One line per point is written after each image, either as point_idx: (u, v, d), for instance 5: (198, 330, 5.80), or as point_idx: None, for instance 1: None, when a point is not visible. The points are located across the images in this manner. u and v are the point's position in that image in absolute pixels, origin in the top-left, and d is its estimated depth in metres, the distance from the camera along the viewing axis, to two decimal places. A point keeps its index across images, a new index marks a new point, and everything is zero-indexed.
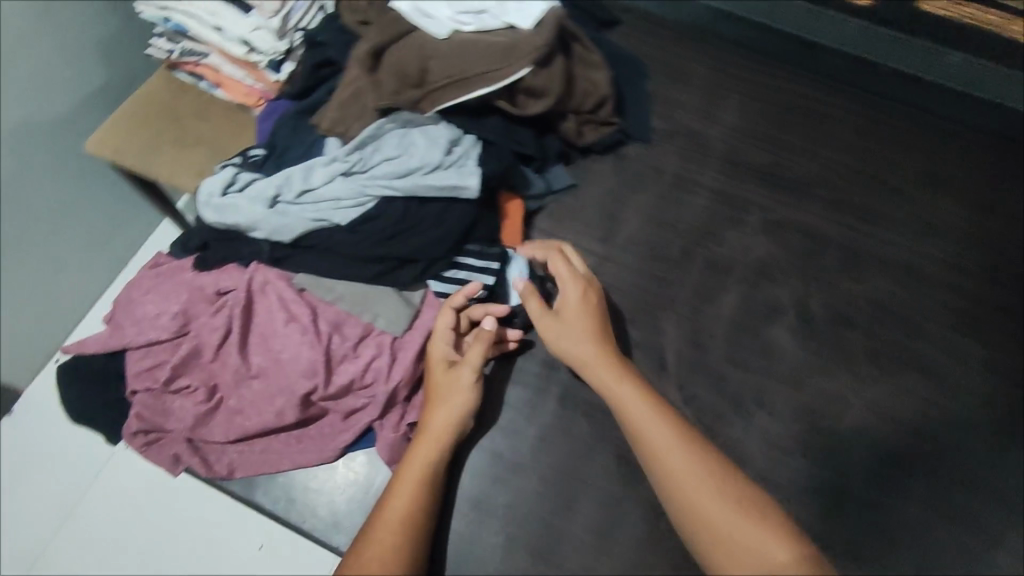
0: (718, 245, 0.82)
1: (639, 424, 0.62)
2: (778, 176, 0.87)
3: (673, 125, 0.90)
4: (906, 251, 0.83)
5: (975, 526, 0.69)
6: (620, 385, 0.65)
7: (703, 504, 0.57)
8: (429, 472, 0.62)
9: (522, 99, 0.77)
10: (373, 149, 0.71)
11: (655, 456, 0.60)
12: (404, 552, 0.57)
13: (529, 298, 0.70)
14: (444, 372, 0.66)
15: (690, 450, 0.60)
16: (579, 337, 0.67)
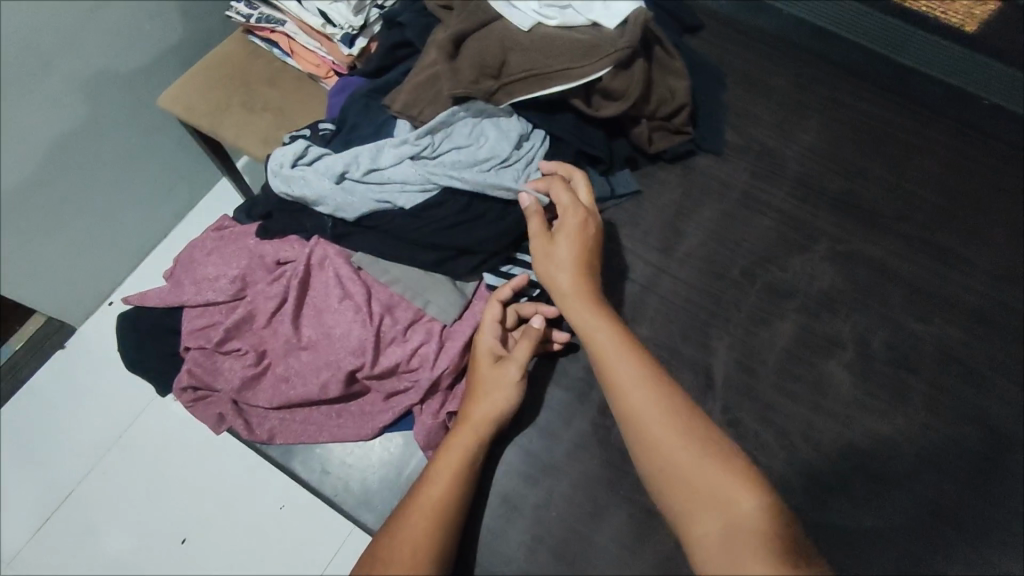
0: (781, 270, 0.79)
1: (608, 361, 0.60)
2: (855, 206, 0.83)
3: (747, 140, 0.86)
4: (983, 299, 0.78)
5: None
6: (595, 321, 0.63)
7: (671, 451, 0.55)
8: (466, 462, 0.61)
9: (598, 100, 0.76)
10: (444, 135, 0.71)
11: (621, 395, 0.58)
12: (437, 538, 0.57)
13: (533, 218, 0.67)
14: (489, 364, 0.65)
15: (661, 395, 0.58)
16: (562, 267, 0.65)
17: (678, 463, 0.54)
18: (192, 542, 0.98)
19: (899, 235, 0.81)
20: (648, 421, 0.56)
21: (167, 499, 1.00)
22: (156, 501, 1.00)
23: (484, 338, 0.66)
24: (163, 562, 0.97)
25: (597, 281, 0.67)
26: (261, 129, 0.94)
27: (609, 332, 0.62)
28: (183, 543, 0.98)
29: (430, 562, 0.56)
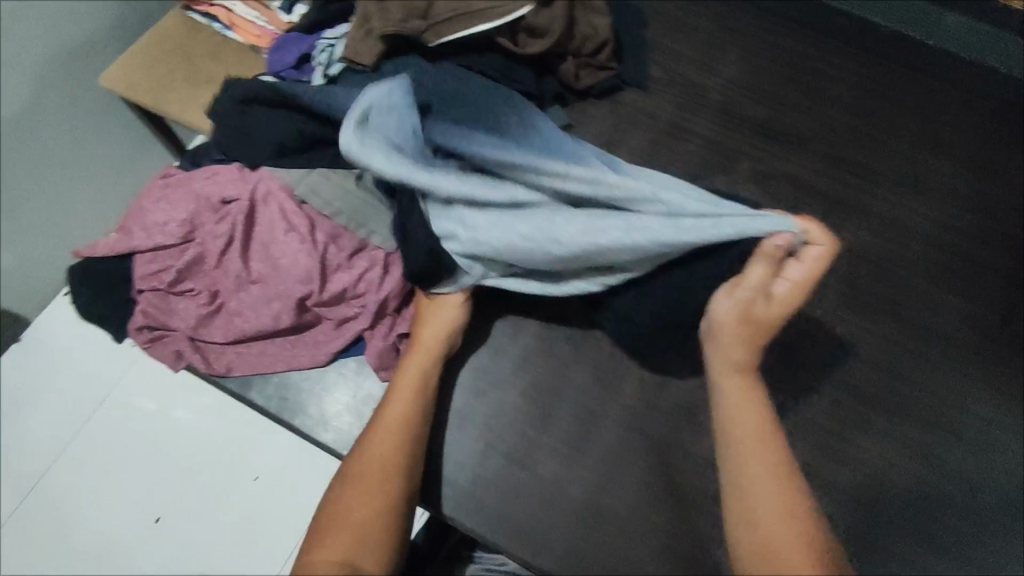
0: (705, 189, 0.84)
1: (726, 393, 0.64)
2: (773, 129, 0.88)
3: (672, 75, 0.92)
4: (894, 205, 0.84)
5: (936, 461, 0.71)
6: (742, 393, 0.63)
7: (746, 477, 0.59)
8: (422, 377, 0.67)
9: (525, 38, 0.80)
10: (552, 158, 0.67)
11: (725, 422, 0.63)
12: (403, 448, 0.63)
13: (756, 261, 0.61)
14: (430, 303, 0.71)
15: (757, 429, 0.61)
16: (757, 331, 0.64)
17: (747, 487, 0.59)
18: (166, 520, 0.99)
19: (818, 153, 0.86)
20: (740, 450, 0.61)
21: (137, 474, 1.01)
22: (131, 476, 1.01)
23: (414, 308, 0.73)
24: (139, 538, 0.98)
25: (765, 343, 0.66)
26: (204, 101, 0.95)
27: (745, 404, 0.63)
28: (157, 520, 0.99)
29: (399, 476, 0.61)
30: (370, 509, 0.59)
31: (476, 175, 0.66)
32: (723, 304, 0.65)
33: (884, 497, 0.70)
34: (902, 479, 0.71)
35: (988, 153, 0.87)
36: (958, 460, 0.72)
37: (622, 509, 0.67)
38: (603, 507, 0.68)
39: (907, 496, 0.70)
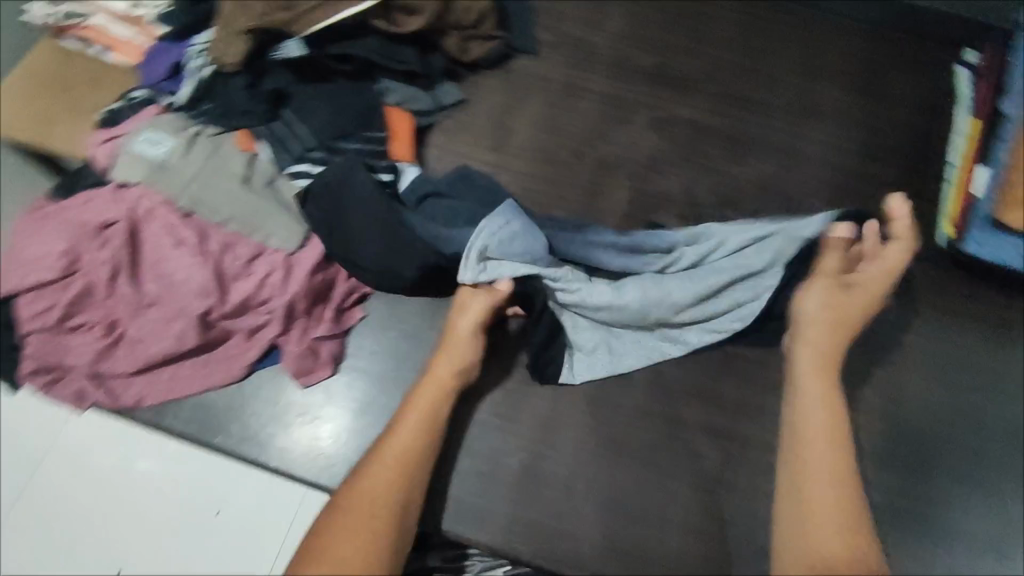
0: (607, 144, 0.84)
1: (807, 389, 0.67)
2: (665, 75, 0.89)
3: (561, 35, 0.91)
4: (786, 133, 0.87)
5: (852, 372, 0.75)
6: (826, 389, 0.67)
7: (807, 467, 0.63)
8: (430, 414, 0.66)
9: (400, 17, 0.78)
10: (646, 247, 0.74)
11: (800, 416, 0.66)
12: (398, 488, 0.62)
13: (831, 254, 0.72)
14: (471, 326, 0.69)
15: (827, 423, 0.65)
16: (845, 322, 0.70)
17: (812, 477, 0.63)
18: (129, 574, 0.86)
19: (709, 94, 0.88)
20: (809, 442, 0.64)
21: (66, 543, 0.87)
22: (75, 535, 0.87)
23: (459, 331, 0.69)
24: None
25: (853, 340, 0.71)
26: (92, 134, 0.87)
27: (827, 400, 0.66)
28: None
29: (396, 507, 0.61)
30: (366, 539, 0.59)
31: (616, 256, 0.74)
32: (819, 303, 0.71)
33: None
34: None
35: (876, 82, 0.91)
36: (871, 366, 0.75)
37: (560, 470, 0.69)
38: (539, 470, 0.69)
39: None
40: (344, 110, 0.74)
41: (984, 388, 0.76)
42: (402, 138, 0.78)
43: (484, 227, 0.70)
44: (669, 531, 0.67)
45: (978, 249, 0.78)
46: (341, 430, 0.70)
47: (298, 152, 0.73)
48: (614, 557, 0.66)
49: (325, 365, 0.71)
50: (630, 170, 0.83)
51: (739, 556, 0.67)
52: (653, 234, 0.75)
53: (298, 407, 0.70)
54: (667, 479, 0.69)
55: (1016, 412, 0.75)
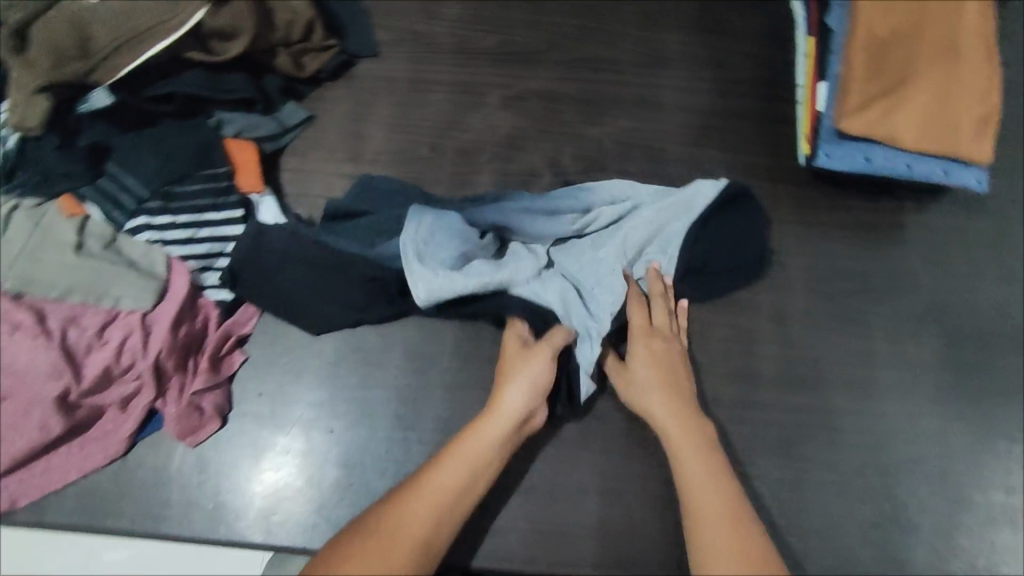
0: (463, 132, 0.84)
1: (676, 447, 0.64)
2: (508, 53, 0.88)
3: (399, 32, 0.89)
4: (639, 86, 0.88)
5: (739, 305, 0.77)
6: (680, 457, 0.64)
7: (702, 513, 0.59)
8: (483, 456, 0.62)
9: (218, 43, 0.74)
10: (564, 212, 0.76)
11: (683, 474, 0.63)
12: (437, 528, 0.58)
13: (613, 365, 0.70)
14: (545, 353, 0.67)
15: (707, 470, 0.62)
16: (649, 390, 0.67)
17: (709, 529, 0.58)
18: None
19: (556, 63, 0.88)
20: (699, 491, 0.61)
21: None
22: None
23: (537, 366, 0.66)
24: None
25: (684, 398, 0.68)
26: None
27: (684, 467, 0.63)
28: None
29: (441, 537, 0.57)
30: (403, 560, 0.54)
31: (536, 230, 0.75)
32: (639, 399, 0.68)
33: (704, 354, 0.75)
34: (715, 334, 0.76)
35: (716, 23, 0.92)
36: (755, 296, 0.77)
37: None
38: None
39: (723, 346, 0.75)
40: (172, 153, 0.70)
41: (863, 295, 0.78)
42: (248, 170, 0.74)
43: (410, 233, 0.70)
44: (586, 500, 0.68)
45: (829, 162, 0.78)
46: (242, 480, 0.68)
47: (133, 206, 0.69)
48: (538, 539, 0.67)
49: (212, 418, 0.68)
50: (487, 154, 0.83)
51: (657, 509, 0.68)
52: (570, 196, 0.77)
53: (192, 467, 0.68)
54: (577, 451, 0.70)
55: (896, 311, 0.78)
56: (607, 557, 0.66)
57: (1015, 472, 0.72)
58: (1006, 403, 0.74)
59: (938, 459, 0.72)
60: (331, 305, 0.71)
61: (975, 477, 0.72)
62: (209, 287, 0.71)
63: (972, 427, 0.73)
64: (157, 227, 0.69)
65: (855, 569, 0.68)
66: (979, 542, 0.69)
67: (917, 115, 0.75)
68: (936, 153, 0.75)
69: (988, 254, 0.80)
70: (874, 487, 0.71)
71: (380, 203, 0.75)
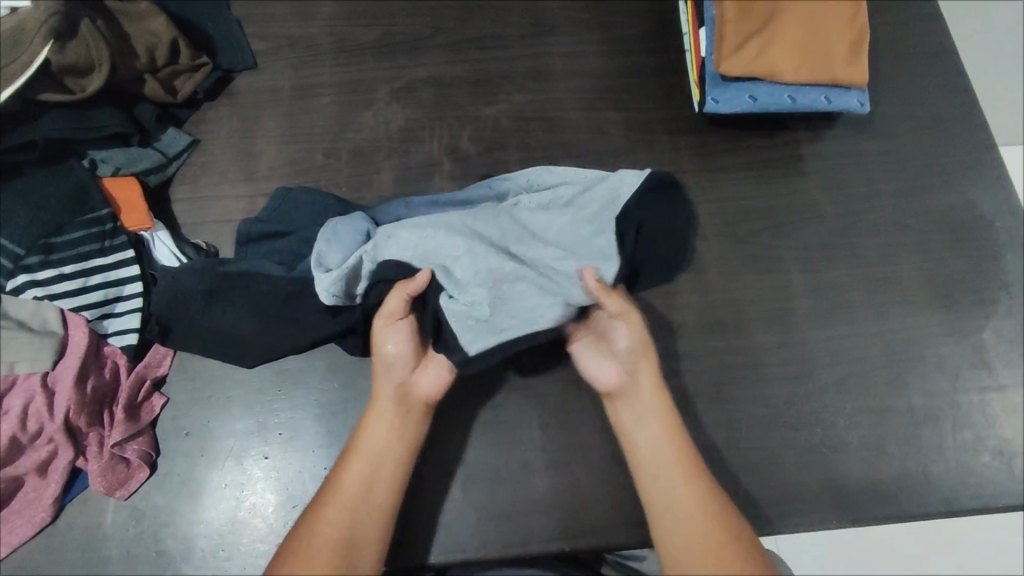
0: (356, 132, 0.82)
1: (648, 435, 0.64)
2: (391, 44, 0.86)
3: (274, 39, 0.85)
4: (529, 57, 0.86)
5: None
6: (657, 422, 0.64)
7: (675, 505, 0.60)
8: (380, 445, 0.62)
9: (75, 79, 0.70)
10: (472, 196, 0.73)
11: (648, 460, 0.63)
12: (350, 529, 0.58)
13: (610, 296, 0.64)
14: (387, 333, 0.66)
15: (679, 460, 0.62)
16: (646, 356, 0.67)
17: (677, 498, 0.61)
18: None
19: (442, 48, 0.86)
20: (666, 465, 0.62)
21: None
22: None
23: (386, 342, 0.66)
24: None
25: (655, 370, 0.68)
26: None
27: (665, 434, 0.63)
28: None
29: (357, 551, 0.58)
30: None
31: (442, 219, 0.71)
32: (622, 337, 0.67)
33: None
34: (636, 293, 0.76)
35: None
36: None
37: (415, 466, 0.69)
38: None
39: (645, 303, 0.76)
40: (43, 202, 0.66)
41: (771, 231, 0.80)
42: (134, 209, 0.72)
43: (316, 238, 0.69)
44: (531, 476, 0.69)
45: (717, 106, 0.78)
46: (182, 524, 0.66)
47: (10, 266, 0.64)
48: (489, 523, 0.67)
49: (139, 467, 0.67)
50: (384, 150, 0.81)
51: (601, 473, 0.69)
52: (484, 186, 0.75)
53: (126, 520, 0.66)
54: (514, 430, 0.70)
55: (804, 242, 0.80)
56: (559, 527, 0.68)
57: (933, 376, 0.75)
58: (918, 312, 0.77)
59: (860, 376, 0.75)
60: (257, 330, 0.69)
61: (896, 387, 0.75)
62: (112, 334, 0.68)
63: (889, 339, 0.76)
64: (42, 283, 0.65)
65: (796, 493, 0.71)
66: (907, 447, 0.73)
67: (791, 49, 0.77)
68: (814, 83, 0.78)
69: (884, 172, 0.83)
70: (804, 413, 0.73)
71: (300, 218, 0.74)
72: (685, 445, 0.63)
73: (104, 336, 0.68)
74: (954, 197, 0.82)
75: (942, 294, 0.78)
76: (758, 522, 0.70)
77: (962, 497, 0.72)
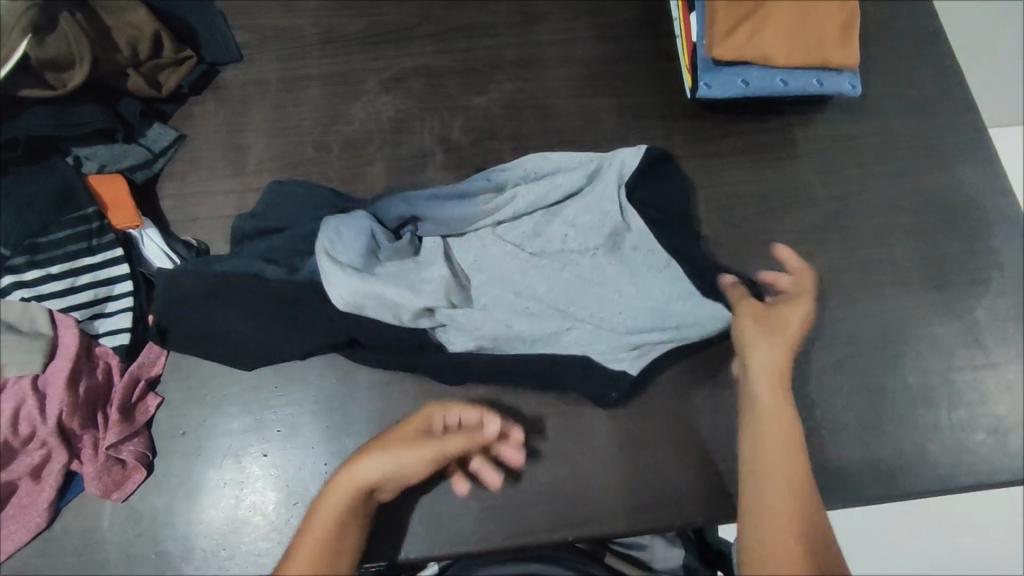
0: (347, 124, 0.81)
1: (765, 425, 0.65)
2: (379, 33, 0.85)
3: (258, 31, 0.84)
4: (519, 44, 0.86)
5: None
6: (779, 408, 0.66)
7: (767, 490, 0.62)
8: (336, 546, 0.60)
9: (56, 75, 0.68)
10: (472, 193, 0.75)
11: (763, 447, 0.64)
12: None
13: (732, 291, 0.72)
14: (424, 456, 0.62)
15: (788, 450, 0.64)
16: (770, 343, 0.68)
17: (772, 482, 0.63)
18: None
19: (431, 37, 0.85)
20: (774, 452, 0.64)
21: None
22: None
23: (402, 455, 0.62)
24: None
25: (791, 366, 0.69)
26: None
27: (775, 421, 0.65)
28: None
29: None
30: None
31: (452, 219, 0.73)
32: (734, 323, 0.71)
33: None
34: None
35: None
36: None
37: None
38: None
39: None
40: (27, 202, 0.65)
41: (765, 216, 0.80)
42: (122, 206, 0.71)
43: (318, 241, 0.70)
44: (531, 467, 0.69)
45: (710, 91, 0.78)
46: (181, 525, 0.66)
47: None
48: (490, 514, 0.67)
49: (136, 468, 0.66)
50: (375, 142, 0.80)
51: (601, 461, 0.69)
52: (482, 177, 0.76)
53: (124, 522, 0.65)
54: (515, 421, 0.70)
55: (798, 226, 0.80)
56: (561, 517, 0.68)
57: (926, 356, 0.76)
58: (912, 293, 0.78)
59: (855, 357, 0.76)
60: (251, 331, 0.68)
61: (891, 368, 0.75)
62: (103, 334, 0.67)
63: (884, 320, 0.77)
64: (30, 283, 0.65)
65: None
66: (904, 427, 0.74)
67: (782, 32, 0.76)
68: (805, 66, 0.78)
69: (876, 154, 0.83)
70: (802, 396, 0.74)
71: (294, 211, 0.73)
72: (801, 443, 0.65)
73: (95, 337, 0.67)
74: (945, 178, 0.82)
75: (935, 274, 0.79)
76: None
77: (959, 474, 0.73)
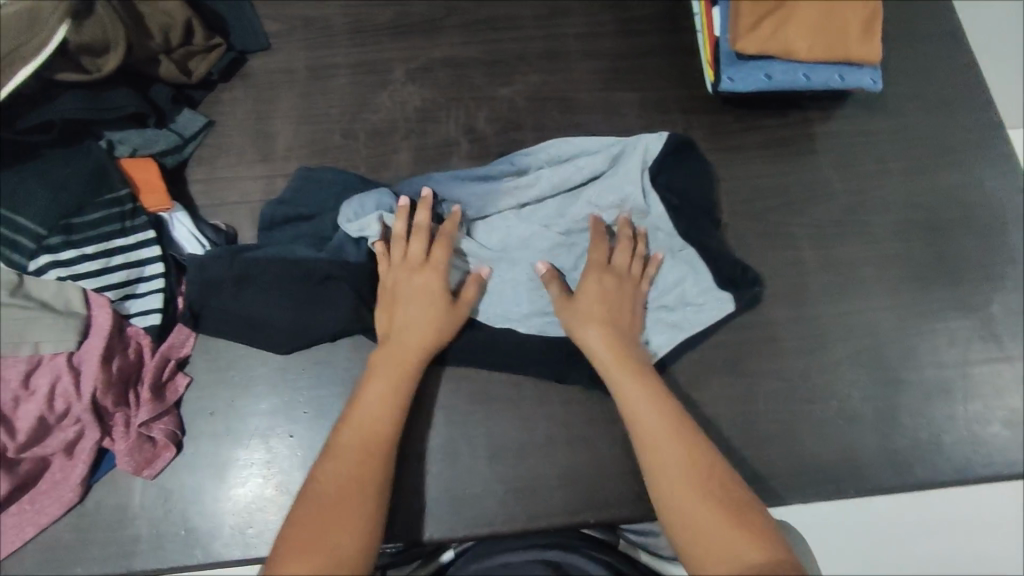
0: (373, 113, 0.82)
1: (629, 408, 0.64)
2: (405, 24, 0.86)
3: (287, 20, 0.85)
4: (544, 37, 0.87)
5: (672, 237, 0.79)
6: (633, 389, 0.65)
7: (663, 469, 0.60)
8: (385, 414, 0.63)
9: (92, 59, 0.69)
10: (495, 175, 0.76)
11: (643, 434, 0.63)
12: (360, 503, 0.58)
13: (553, 281, 0.71)
14: (451, 313, 0.68)
15: (669, 425, 0.62)
16: (596, 328, 0.68)
17: (662, 462, 0.60)
18: None
19: (457, 28, 0.86)
20: (648, 428, 0.63)
21: None
22: None
23: (416, 318, 0.67)
24: None
25: (625, 336, 0.69)
26: None
27: (649, 400, 0.64)
28: None
29: (369, 524, 0.57)
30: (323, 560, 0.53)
31: (474, 201, 0.75)
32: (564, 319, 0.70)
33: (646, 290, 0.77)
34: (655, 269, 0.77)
35: None
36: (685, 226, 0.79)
37: (441, 441, 0.70)
38: (421, 451, 0.69)
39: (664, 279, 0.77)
40: (63, 183, 0.66)
41: (785, 209, 0.81)
42: (154, 189, 0.71)
43: (342, 214, 0.71)
44: (554, 452, 0.70)
45: (732, 85, 0.79)
46: (209, 502, 0.67)
47: (32, 247, 0.65)
48: (514, 497, 0.68)
49: (166, 446, 0.67)
50: (401, 130, 0.81)
51: (623, 447, 0.70)
52: (507, 160, 0.77)
53: (154, 499, 0.66)
54: (538, 406, 0.71)
55: (817, 219, 0.81)
56: (583, 499, 0.69)
57: (943, 348, 0.77)
58: (929, 287, 0.79)
59: (872, 348, 0.76)
60: (278, 314, 0.69)
61: (909, 361, 0.76)
62: (134, 314, 0.68)
63: (901, 312, 0.78)
64: (65, 263, 0.66)
65: (812, 465, 0.72)
66: (921, 419, 0.75)
67: (806, 27, 0.77)
68: (828, 61, 0.79)
69: (895, 151, 0.84)
70: (820, 386, 0.75)
71: (324, 198, 0.75)
72: (677, 413, 0.64)
73: (127, 318, 0.68)
74: (962, 175, 0.83)
75: (952, 270, 0.80)
76: (776, 493, 0.71)
77: (973, 466, 0.73)
